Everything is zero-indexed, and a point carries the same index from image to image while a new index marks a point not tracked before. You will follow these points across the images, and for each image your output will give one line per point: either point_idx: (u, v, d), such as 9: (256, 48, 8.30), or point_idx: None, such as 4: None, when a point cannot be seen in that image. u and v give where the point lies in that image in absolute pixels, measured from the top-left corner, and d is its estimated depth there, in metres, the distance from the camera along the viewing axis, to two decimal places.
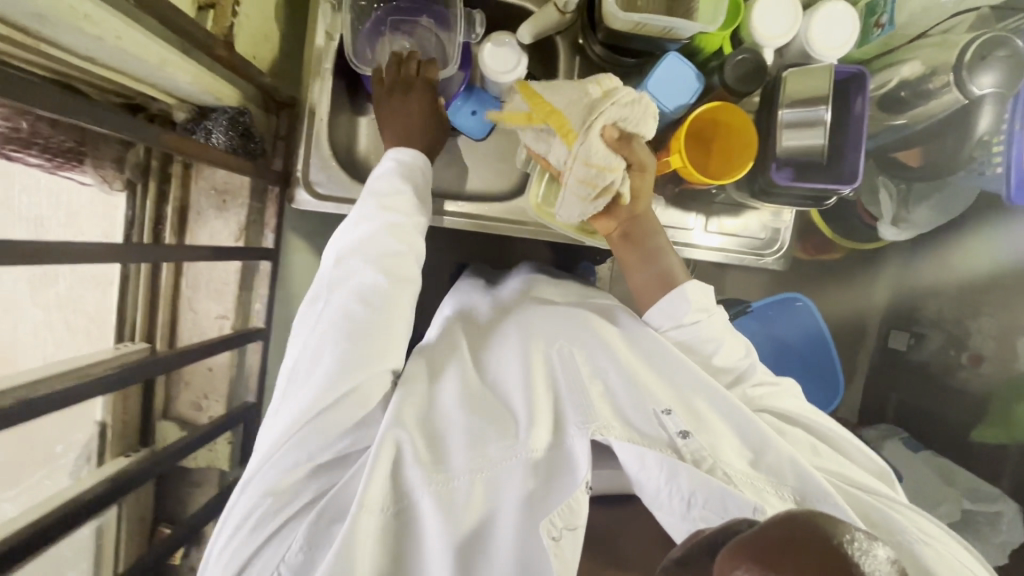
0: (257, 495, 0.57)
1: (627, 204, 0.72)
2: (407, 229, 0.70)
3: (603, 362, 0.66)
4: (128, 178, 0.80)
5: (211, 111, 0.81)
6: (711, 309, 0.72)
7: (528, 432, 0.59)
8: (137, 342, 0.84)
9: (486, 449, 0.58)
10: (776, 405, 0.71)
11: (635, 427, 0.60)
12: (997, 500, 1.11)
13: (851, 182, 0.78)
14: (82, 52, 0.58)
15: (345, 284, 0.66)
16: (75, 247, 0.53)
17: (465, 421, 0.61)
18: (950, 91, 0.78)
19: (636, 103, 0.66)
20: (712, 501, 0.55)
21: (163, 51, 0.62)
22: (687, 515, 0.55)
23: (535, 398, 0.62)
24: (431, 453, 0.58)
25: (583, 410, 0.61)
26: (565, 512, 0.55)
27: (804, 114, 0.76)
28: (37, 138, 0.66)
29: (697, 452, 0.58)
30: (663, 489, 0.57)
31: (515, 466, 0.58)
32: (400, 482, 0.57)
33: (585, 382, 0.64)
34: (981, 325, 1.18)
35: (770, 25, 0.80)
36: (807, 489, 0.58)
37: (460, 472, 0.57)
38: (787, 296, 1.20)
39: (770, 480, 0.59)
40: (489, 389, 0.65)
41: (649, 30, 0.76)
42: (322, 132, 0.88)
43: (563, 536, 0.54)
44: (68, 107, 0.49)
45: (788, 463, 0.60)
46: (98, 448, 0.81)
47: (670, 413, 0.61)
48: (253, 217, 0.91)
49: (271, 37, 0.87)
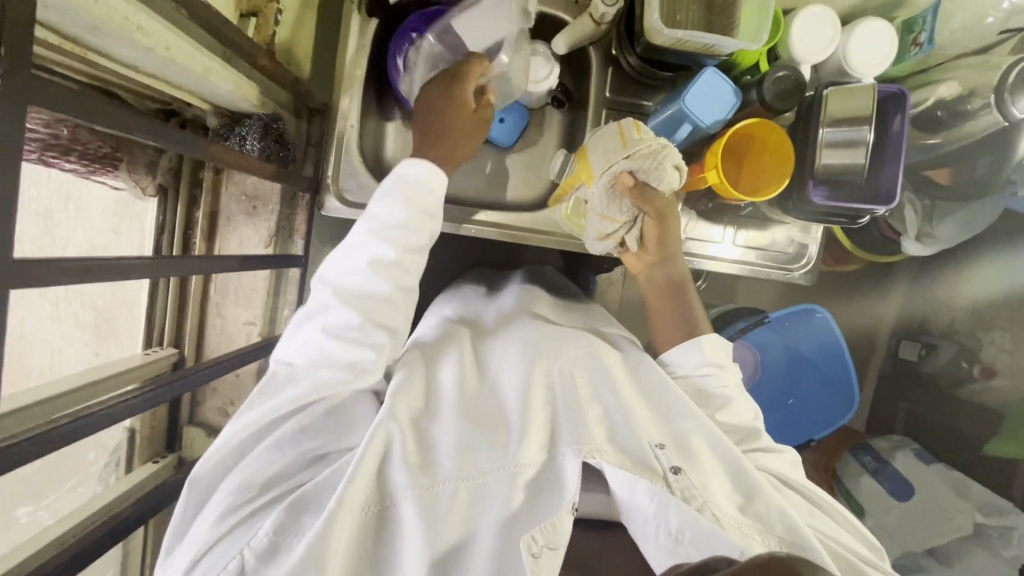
0: (225, 492, 0.54)
1: (647, 246, 0.78)
2: (409, 233, 0.66)
3: (602, 381, 0.63)
4: (159, 183, 0.81)
5: (244, 116, 0.81)
6: (724, 365, 0.71)
7: (520, 441, 0.56)
8: (165, 349, 0.85)
9: (475, 456, 0.55)
10: (774, 465, 0.66)
11: (625, 451, 0.56)
12: (1010, 515, 1.09)
13: (887, 203, 0.79)
14: (131, 62, 0.58)
15: (337, 286, 0.64)
16: (125, 263, 0.51)
17: (456, 422, 0.58)
18: (989, 113, 0.78)
19: (652, 157, 0.73)
20: (701, 542, 0.51)
21: (207, 60, 0.62)
22: (672, 551, 0.52)
23: (530, 407, 0.59)
24: (419, 455, 0.55)
25: (575, 427, 0.57)
26: (548, 530, 0.51)
27: (845, 133, 0.76)
28: (76, 145, 0.66)
29: (688, 489, 0.54)
30: (651, 520, 0.53)
31: (503, 476, 0.54)
32: (384, 481, 0.54)
33: (581, 397, 0.61)
34: (993, 338, 1.19)
35: (810, 42, 0.80)
36: (799, 544, 0.54)
37: (446, 477, 0.54)
38: (808, 306, 1.20)
39: (758, 527, 0.54)
40: (482, 395, 0.63)
41: (691, 46, 0.76)
42: (353, 139, 0.87)
43: (542, 555, 0.51)
44: (131, 123, 0.48)
45: (782, 515, 0.56)
46: (126, 454, 0.82)
47: (664, 447, 0.57)
48: (284, 223, 0.89)
49: (303, 43, 0.87)
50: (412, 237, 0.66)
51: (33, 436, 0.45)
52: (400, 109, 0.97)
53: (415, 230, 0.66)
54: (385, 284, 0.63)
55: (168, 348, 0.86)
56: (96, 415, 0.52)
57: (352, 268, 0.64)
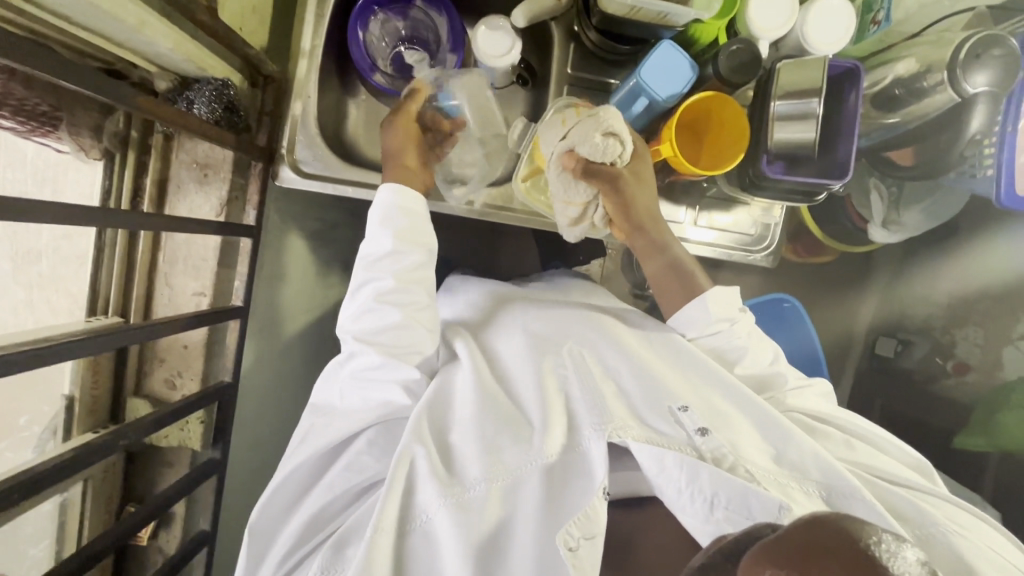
0: (300, 527, 0.67)
1: (620, 222, 0.78)
2: (400, 258, 0.72)
3: (616, 364, 0.70)
4: (105, 148, 0.79)
5: (194, 81, 0.79)
6: (735, 317, 0.75)
7: (542, 437, 0.63)
8: (109, 317, 0.82)
9: (502, 457, 0.62)
10: (804, 405, 0.75)
11: (652, 429, 0.62)
12: (977, 506, 1.09)
13: (841, 178, 0.78)
14: (58, 9, 0.57)
15: (356, 330, 0.72)
16: (40, 204, 0.50)
17: (478, 426, 0.64)
18: (943, 91, 0.77)
19: (584, 134, 0.71)
20: (735, 500, 0.54)
21: (141, 13, 0.60)
22: (710, 518, 0.53)
23: (548, 402, 0.66)
24: (443, 468, 0.62)
25: (598, 412, 0.64)
26: (583, 521, 0.56)
27: (796, 106, 0.76)
28: (10, 99, 0.64)
29: (716, 449, 0.60)
30: (684, 491, 0.56)
31: (531, 472, 0.61)
32: (416, 496, 0.61)
33: (596, 380, 0.68)
34: (966, 334, 1.20)
35: (766, 17, 0.79)
36: (831, 483, 0.60)
37: (474, 482, 0.60)
38: (776, 297, 1.21)
39: (793, 475, 0.62)
40: (505, 391, 0.69)
41: (644, 14, 0.75)
42: (310, 110, 0.85)
43: (580, 546, 0.55)
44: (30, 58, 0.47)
45: (810, 456, 0.63)
46: (64, 423, 0.79)
47: (686, 410, 0.64)
48: (236, 192, 0.87)
49: (261, 10, 0.88)
50: (407, 260, 0.72)
51: None
52: (363, 84, 0.97)
53: (407, 253, 0.72)
54: (396, 313, 0.70)
55: (112, 316, 0.83)
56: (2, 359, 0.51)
57: (365, 308, 0.72)
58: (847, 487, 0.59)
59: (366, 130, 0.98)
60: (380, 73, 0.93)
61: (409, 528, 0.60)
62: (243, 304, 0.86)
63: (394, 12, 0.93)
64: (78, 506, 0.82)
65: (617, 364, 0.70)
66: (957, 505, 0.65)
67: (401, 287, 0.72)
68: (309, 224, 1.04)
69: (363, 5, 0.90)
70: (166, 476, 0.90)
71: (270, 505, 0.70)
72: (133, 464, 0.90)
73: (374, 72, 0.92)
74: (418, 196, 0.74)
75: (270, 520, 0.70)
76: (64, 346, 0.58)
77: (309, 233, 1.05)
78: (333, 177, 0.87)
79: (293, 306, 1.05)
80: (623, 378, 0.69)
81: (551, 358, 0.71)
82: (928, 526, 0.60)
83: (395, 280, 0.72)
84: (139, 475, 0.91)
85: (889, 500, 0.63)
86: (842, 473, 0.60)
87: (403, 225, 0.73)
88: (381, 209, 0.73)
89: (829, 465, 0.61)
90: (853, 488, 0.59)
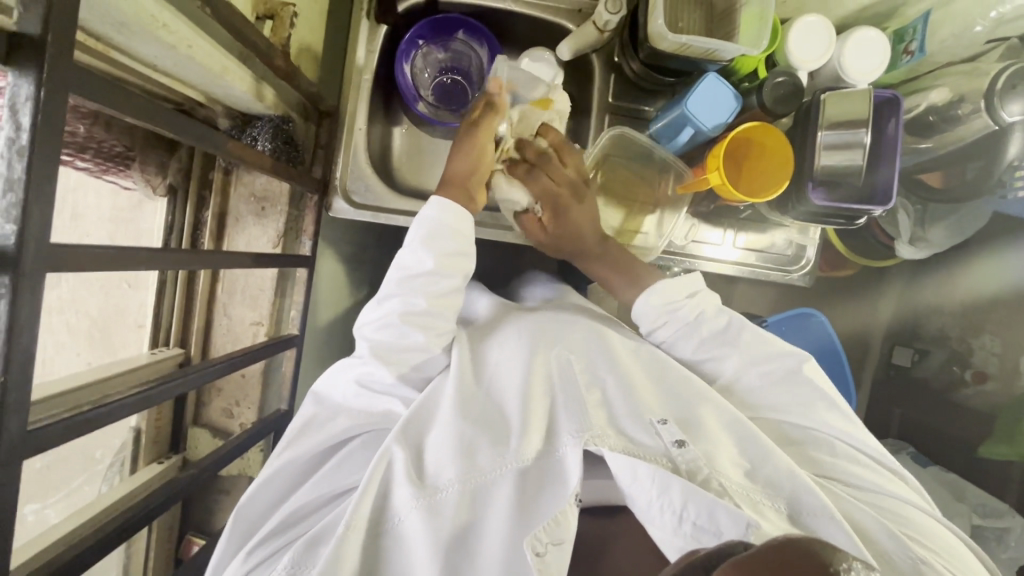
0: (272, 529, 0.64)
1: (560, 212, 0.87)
2: (437, 280, 0.73)
3: (601, 371, 0.69)
4: (170, 184, 0.82)
5: (255, 118, 0.82)
6: (690, 294, 0.77)
7: (520, 441, 0.62)
8: (171, 348, 0.86)
9: (475, 459, 0.60)
10: (793, 411, 0.72)
11: (629, 438, 0.61)
12: (1005, 516, 1.11)
13: (885, 202, 0.81)
14: (151, 60, 0.60)
15: (374, 339, 0.71)
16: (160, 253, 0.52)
17: (459, 427, 0.63)
18: (978, 117, 0.81)
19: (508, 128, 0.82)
20: (704, 515, 0.54)
21: (227, 60, 0.64)
22: (678, 530, 0.54)
23: (531, 407, 0.65)
24: (416, 470, 0.60)
25: (578, 420, 0.63)
26: (552, 527, 0.55)
27: (842, 137, 0.79)
28: (91, 143, 0.67)
29: (692, 462, 0.60)
30: (653, 502, 0.56)
31: (505, 476, 0.60)
32: (390, 500, 0.60)
33: (582, 387, 0.67)
34: (983, 343, 1.20)
35: (805, 49, 0.83)
36: (800, 500, 0.60)
37: (447, 484, 0.59)
38: (803, 312, 1.23)
39: (765, 491, 0.61)
40: (486, 396, 0.67)
41: (693, 51, 0.79)
42: (361, 143, 0.88)
43: (547, 552, 0.54)
44: (166, 119, 0.49)
45: (784, 468, 0.62)
46: (131, 455, 0.82)
47: (665, 422, 0.63)
48: (291, 224, 0.89)
49: (314, 47, 0.90)
50: (443, 284, 0.73)
51: (64, 422, 0.46)
52: (405, 114, 0.99)
53: (447, 277, 0.73)
54: (419, 335, 0.70)
55: (174, 348, 0.87)
56: (123, 400, 0.52)
57: (387, 322, 0.71)
58: (814, 507, 0.59)
59: (409, 158, 1.00)
60: (424, 103, 0.95)
61: (382, 530, 0.59)
62: (298, 332, 0.88)
63: (437, 43, 0.94)
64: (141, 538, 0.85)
65: (602, 370, 0.69)
66: (935, 528, 0.63)
67: (432, 309, 0.72)
68: (348, 249, 1.06)
69: (408, 40, 0.91)
70: (221, 504, 0.92)
71: (256, 498, 0.68)
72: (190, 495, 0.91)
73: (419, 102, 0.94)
74: (464, 216, 0.74)
75: (257, 510, 0.69)
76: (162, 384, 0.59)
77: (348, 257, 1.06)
78: (382, 206, 0.89)
79: (335, 330, 1.08)
80: (608, 384, 0.67)
81: (541, 361, 0.69)
82: (892, 551, 0.59)
83: (424, 298, 0.72)
84: (195, 507, 0.92)
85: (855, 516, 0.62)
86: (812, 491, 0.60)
87: (447, 244, 0.73)
88: (425, 225, 0.74)
89: (796, 478, 0.61)
90: (820, 507, 0.59)
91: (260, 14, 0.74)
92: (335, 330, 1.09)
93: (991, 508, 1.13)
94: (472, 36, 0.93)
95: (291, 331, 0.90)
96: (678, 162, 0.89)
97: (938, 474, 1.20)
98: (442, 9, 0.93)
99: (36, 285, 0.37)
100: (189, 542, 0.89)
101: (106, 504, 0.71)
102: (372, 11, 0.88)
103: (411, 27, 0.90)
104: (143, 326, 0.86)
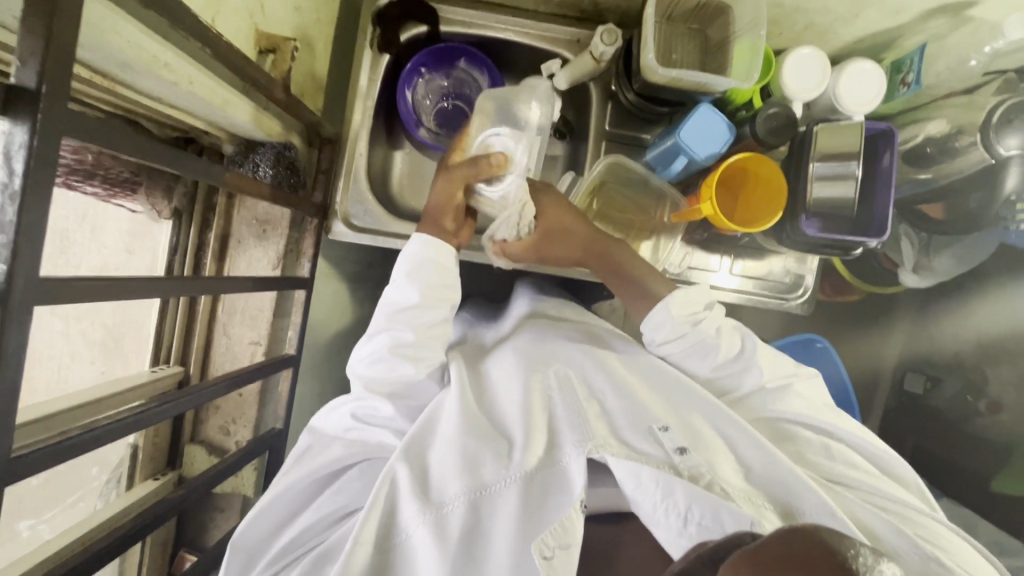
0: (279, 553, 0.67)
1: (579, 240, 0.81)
2: (424, 313, 0.72)
3: (599, 384, 0.68)
4: (175, 208, 0.86)
5: (258, 145, 0.83)
6: (700, 317, 0.74)
7: (523, 453, 0.60)
8: (171, 366, 0.90)
9: (480, 473, 0.59)
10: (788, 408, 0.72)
11: (629, 444, 0.60)
12: (1020, 554, 1.05)
13: (879, 235, 0.81)
14: (155, 95, 0.63)
15: (367, 376, 0.72)
16: (157, 283, 0.53)
17: (461, 442, 0.62)
18: (975, 150, 0.81)
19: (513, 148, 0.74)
20: (708, 516, 0.54)
21: (226, 93, 0.67)
22: (683, 532, 0.54)
23: (532, 420, 0.64)
24: (421, 484, 0.60)
25: (579, 429, 0.62)
26: (558, 530, 0.55)
27: (836, 168, 0.80)
28: (98, 170, 0.72)
29: (695, 467, 0.58)
30: (659, 504, 0.56)
31: (510, 491, 0.58)
32: (397, 517, 0.59)
33: (580, 401, 0.66)
34: (999, 372, 1.15)
35: (802, 80, 0.83)
36: (803, 502, 0.58)
37: (452, 499, 0.58)
38: (806, 338, 1.20)
39: (764, 493, 0.59)
40: (486, 414, 0.68)
41: (686, 83, 0.80)
42: (362, 167, 0.91)
43: (555, 556, 0.54)
44: (164, 154, 0.51)
45: (781, 474, 0.60)
46: (128, 471, 0.86)
47: (667, 429, 0.62)
48: (291, 246, 0.91)
49: (320, 76, 0.93)
50: (429, 316, 0.73)
51: (53, 446, 0.48)
52: (407, 138, 1.00)
53: (434, 309, 0.73)
54: (407, 367, 0.71)
55: (174, 366, 0.90)
56: (105, 427, 0.53)
57: (376, 355, 0.72)
58: (821, 508, 0.57)
59: (411, 180, 1.01)
60: (425, 129, 0.95)
61: (390, 546, 0.58)
62: (296, 352, 0.89)
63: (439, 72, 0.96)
64: (137, 553, 0.88)
65: (602, 385, 0.68)
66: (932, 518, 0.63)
67: (420, 341, 0.72)
68: (348, 271, 1.07)
69: (410, 68, 0.92)
70: (216, 522, 0.94)
71: (253, 525, 0.69)
72: (187, 512, 0.94)
73: (419, 128, 0.94)
74: (446, 250, 0.74)
75: (255, 537, 0.69)
76: (150, 407, 0.60)
77: (348, 278, 1.08)
78: (381, 230, 0.91)
79: (334, 347, 1.09)
80: (607, 398, 0.66)
81: (539, 378, 0.69)
82: (900, 548, 0.57)
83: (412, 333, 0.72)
84: (191, 522, 0.95)
85: (865, 524, 0.60)
86: (814, 494, 0.58)
87: (431, 277, 0.73)
88: (412, 261, 0.73)
89: (795, 484, 0.59)
90: (827, 507, 0.57)
91: (263, 48, 0.76)
92: (335, 347, 1.09)
93: (1006, 545, 1.07)
94: (473, 67, 0.94)
95: (288, 350, 0.91)
96: (676, 193, 0.89)
97: (948, 507, 1.16)
98: (443, 38, 0.95)
99: (23, 318, 0.39)
100: (181, 558, 0.92)
101: (95, 522, 0.73)
102: (376, 40, 0.90)
103: (412, 57, 0.92)
104: (142, 342, 0.90)
